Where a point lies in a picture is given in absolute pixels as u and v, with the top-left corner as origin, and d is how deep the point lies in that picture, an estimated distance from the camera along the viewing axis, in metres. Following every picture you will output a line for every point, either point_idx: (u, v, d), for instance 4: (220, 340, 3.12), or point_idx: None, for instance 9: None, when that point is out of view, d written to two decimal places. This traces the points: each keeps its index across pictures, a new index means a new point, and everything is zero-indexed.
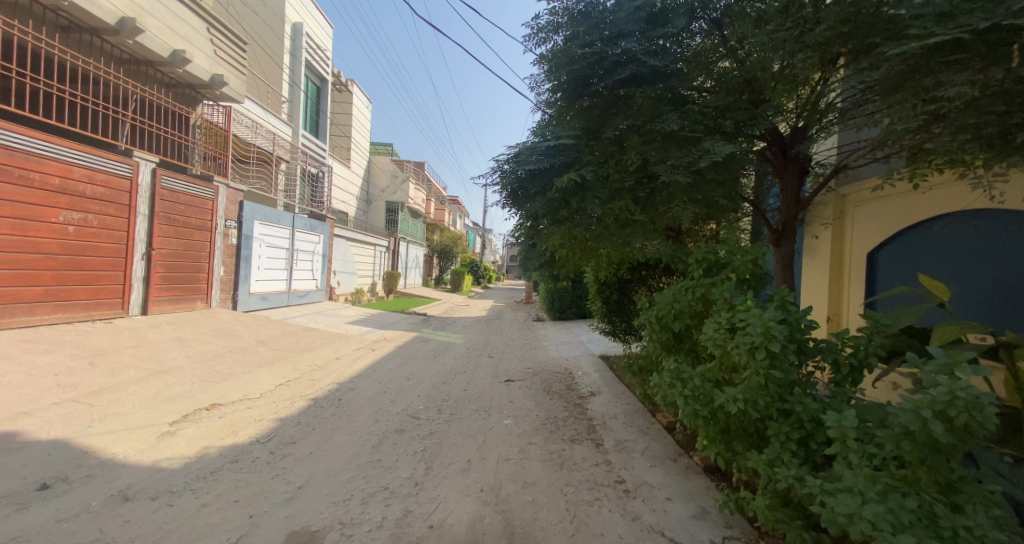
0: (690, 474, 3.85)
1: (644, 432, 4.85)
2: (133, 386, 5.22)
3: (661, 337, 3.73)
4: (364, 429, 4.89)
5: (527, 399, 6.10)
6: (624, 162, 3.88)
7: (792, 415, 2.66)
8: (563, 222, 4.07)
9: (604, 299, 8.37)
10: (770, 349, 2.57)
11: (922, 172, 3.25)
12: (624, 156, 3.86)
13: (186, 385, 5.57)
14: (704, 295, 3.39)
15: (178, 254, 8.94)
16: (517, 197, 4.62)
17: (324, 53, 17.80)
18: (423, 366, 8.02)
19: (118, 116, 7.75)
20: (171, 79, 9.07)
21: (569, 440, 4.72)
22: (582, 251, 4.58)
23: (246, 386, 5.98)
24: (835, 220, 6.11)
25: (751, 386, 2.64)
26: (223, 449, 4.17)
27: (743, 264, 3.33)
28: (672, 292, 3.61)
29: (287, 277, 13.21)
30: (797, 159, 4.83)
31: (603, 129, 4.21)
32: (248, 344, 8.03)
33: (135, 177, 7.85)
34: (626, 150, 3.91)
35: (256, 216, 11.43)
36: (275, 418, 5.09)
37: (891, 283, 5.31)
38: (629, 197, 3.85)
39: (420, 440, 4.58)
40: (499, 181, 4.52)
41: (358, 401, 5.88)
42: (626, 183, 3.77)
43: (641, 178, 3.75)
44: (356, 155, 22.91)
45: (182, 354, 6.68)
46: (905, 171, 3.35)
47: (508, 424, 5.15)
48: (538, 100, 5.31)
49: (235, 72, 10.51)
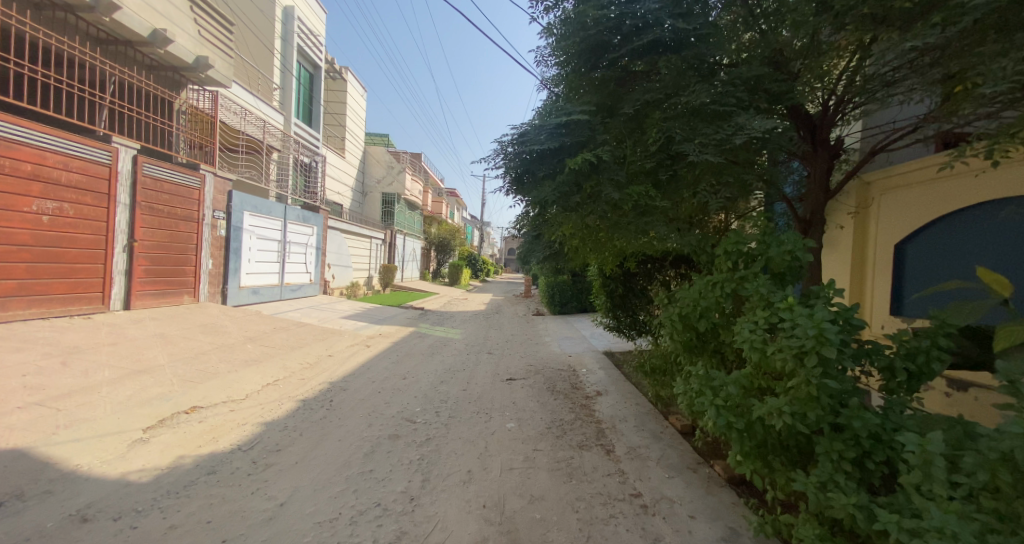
0: (714, 488, 3.50)
1: (657, 438, 4.50)
2: (106, 388, 4.82)
3: (683, 337, 3.37)
4: (356, 434, 4.52)
5: (530, 400, 5.74)
6: (643, 142, 3.54)
7: (846, 430, 2.32)
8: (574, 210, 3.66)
9: (609, 293, 8.12)
10: (823, 355, 2.21)
11: (1003, 147, 2.88)
12: (645, 135, 3.53)
13: (165, 386, 5.18)
14: (734, 290, 3.02)
15: (162, 246, 8.50)
16: (520, 183, 4.15)
17: (317, 38, 17.26)
18: (420, 363, 7.66)
19: (96, 99, 7.28)
20: (152, 60, 8.58)
21: (577, 446, 4.37)
22: (592, 241, 4.18)
23: (231, 386, 5.59)
24: (860, 210, 5.76)
25: (800, 394, 2.30)
26: (201, 459, 3.79)
27: (779, 254, 2.97)
28: (697, 287, 3.25)
29: (279, 270, 12.80)
30: (826, 142, 4.44)
31: (618, 106, 3.84)
32: (236, 340, 7.62)
33: (114, 165, 7.38)
34: (646, 128, 3.57)
35: (245, 207, 10.97)
36: (261, 422, 4.71)
37: (923, 277, 4.96)
38: (649, 181, 3.51)
39: (417, 448, 4.22)
40: (501, 165, 4.03)
41: (351, 403, 5.51)
42: (647, 164, 3.44)
43: (664, 159, 3.45)
44: (351, 145, 22.38)
45: (164, 352, 6.29)
46: (981, 148, 2.98)
47: (511, 428, 4.78)
48: (543, 77, 4.90)
49: (222, 54, 10.00)
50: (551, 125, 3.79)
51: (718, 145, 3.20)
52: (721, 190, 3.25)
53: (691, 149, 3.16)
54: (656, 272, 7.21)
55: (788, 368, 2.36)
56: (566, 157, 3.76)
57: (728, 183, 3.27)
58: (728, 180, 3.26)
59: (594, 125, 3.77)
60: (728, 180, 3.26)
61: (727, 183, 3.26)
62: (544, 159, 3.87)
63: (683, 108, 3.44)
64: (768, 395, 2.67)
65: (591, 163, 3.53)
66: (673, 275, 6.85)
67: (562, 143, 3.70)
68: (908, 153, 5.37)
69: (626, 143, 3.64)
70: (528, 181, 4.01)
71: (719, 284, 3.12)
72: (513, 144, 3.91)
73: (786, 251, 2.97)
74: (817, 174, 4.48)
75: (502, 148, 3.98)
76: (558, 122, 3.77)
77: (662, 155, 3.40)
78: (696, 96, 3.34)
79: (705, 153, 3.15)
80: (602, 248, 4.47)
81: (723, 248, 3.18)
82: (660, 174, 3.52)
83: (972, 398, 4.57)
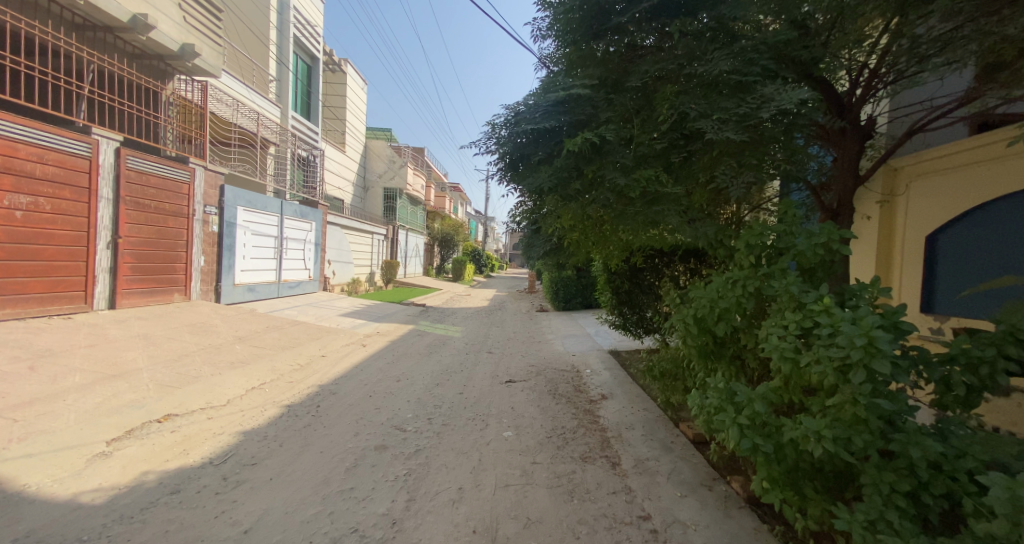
0: (733, 510, 3.11)
1: (667, 449, 4.12)
2: (74, 395, 4.52)
3: (698, 342, 2.96)
4: (340, 445, 4.17)
5: (530, 405, 5.37)
6: (653, 119, 3.13)
7: (898, 459, 1.90)
8: (574, 199, 3.25)
9: (614, 290, 7.75)
10: (873, 369, 1.79)
11: None
12: (654, 112, 3.12)
13: (139, 392, 4.87)
14: (758, 289, 2.62)
15: (150, 242, 8.20)
16: (514, 170, 3.72)
17: (314, 29, 16.85)
18: (416, 364, 7.31)
19: (74, 89, 6.97)
20: (135, 49, 8.26)
21: (580, 458, 4.00)
22: (596, 234, 3.77)
23: (212, 391, 5.27)
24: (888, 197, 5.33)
25: (845, 411, 1.90)
26: (165, 477, 3.46)
27: (811, 247, 2.56)
28: (713, 286, 2.83)
29: (276, 267, 12.49)
30: (856, 122, 3.96)
31: (624, 80, 3.43)
32: (224, 341, 7.30)
33: (95, 157, 7.08)
34: (656, 104, 3.17)
35: (239, 202, 10.65)
36: (238, 432, 4.38)
37: (960, 272, 4.54)
38: (659, 164, 3.12)
39: (405, 461, 3.87)
40: (493, 149, 3.59)
41: (339, 408, 5.18)
42: (658, 145, 3.04)
43: (677, 140, 3.05)
44: (351, 139, 22.04)
45: (144, 354, 5.98)
46: None
47: (508, 437, 4.42)
48: (541, 54, 4.48)
49: (210, 42, 9.66)
50: (548, 103, 3.36)
51: (739, 121, 2.80)
52: (746, 175, 2.82)
53: (708, 126, 2.77)
54: (664, 268, 7.08)
55: (827, 383, 1.96)
56: (565, 138, 3.34)
57: (751, 166, 2.87)
58: (754, 162, 2.85)
59: (597, 102, 3.36)
60: (752, 161, 2.85)
61: (752, 164, 2.85)
62: (541, 142, 3.45)
63: (698, 81, 3.06)
64: (799, 412, 2.26)
65: (593, 144, 3.11)
66: (681, 269, 6.81)
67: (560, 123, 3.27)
68: (946, 133, 4.91)
69: (632, 122, 3.25)
70: (523, 168, 3.60)
71: (736, 282, 2.73)
72: (506, 127, 3.50)
73: (816, 244, 2.58)
74: (849, 156, 3.97)
75: (494, 131, 3.59)
76: (554, 99, 3.34)
77: (675, 135, 3.01)
78: (714, 64, 2.94)
79: (728, 130, 2.73)
80: (607, 242, 4.09)
81: (743, 240, 2.77)
82: (671, 156, 3.13)
83: (1013, 403, 4.20)
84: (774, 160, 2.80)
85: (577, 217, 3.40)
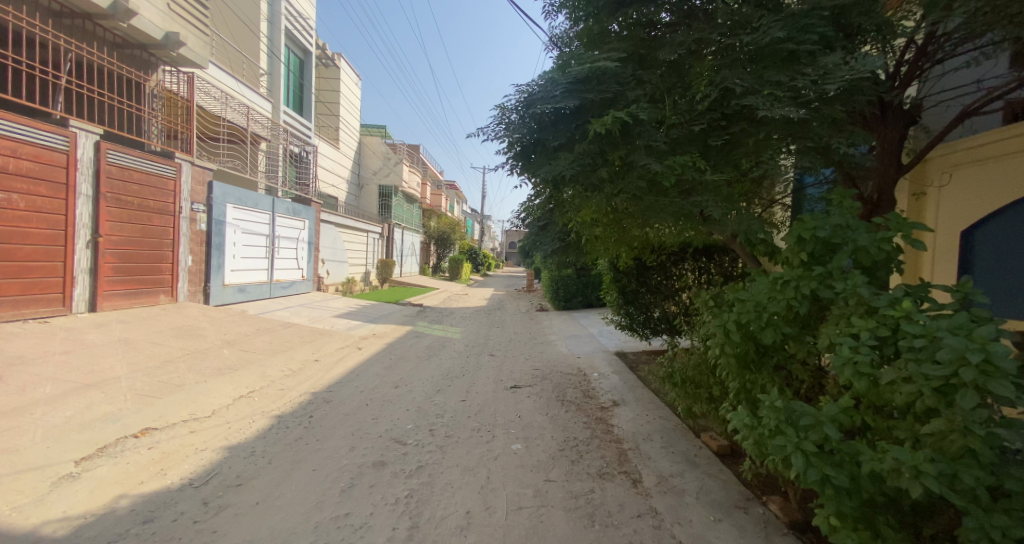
0: (776, 538, 2.77)
1: (691, 463, 3.80)
2: (43, 407, 4.13)
3: (738, 351, 2.62)
4: (335, 462, 3.81)
5: (538, 414, 5.03)
6: (690, 96, 2.87)
7: (1009, 498, 1.58)
8: (598, 189, 2.92)
9: (620, 289, 7.44)
10: (991, 392, 1.47)
11: None
12: (692, 86, 2.87)
13: (116, 403, 4.49)
14: (813, 291, 2.31)
15: (133, 241, 7.78)
16: (526, 158, 3.35)
17: (306, 22, 16.40)
18: (415, 369, 6.94)
19: (51, 79, 6.54)
20: (117, 37, 7.83)
21: (597, 475, 3.66)
22: (617, 227, 3.44)
23: (195, 401, 4.88)
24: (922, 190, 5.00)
25: (946, 437, 1.60)
26: (140, 502, 3.08)
27: (874, 243, 2.26)
28: (756, 286, 2.50)
29: (268, 267, 12.08)
30: (897, 107, 3.64)
31: (655, 54, 3.15)
32: (212, 345, 6.91)
33: (73, 151, 6.66)
34: (693, 79, 2.90)
35: (228, 199, 10.22)
36: (223, 447, 4.01)
37: (998, 272, 4.24)
38: (695, 148, 2.84)
39: (406, 480, 3.52)
40: (501, 134, 3.21)
41: (334, 418, 4.82)
42: (698, 126, 2.78)
43: (717, 120, 2.79)
44: (345, 135, 21.55)
45: (124, 360, 5.57)
46: None
47: (517, 451, 4.07)
48: (552, 34, 4.16)
49: (196, 32, 9.23)
50: (568, 80, 3.02)
51: (794, 97, 2.56)
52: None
53: (761, 103, 2.50)
54: (674, 266, 7.10)
55: (921, 405, 1.65)
56: (587, 119, 3.02)
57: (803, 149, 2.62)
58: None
59: (624, 78, 3.04)
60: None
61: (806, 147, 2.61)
62: (558, 126, 3.11)
63: (741, 52, 2.81)
64: (873, 436, 1.93)
65: (622, 125, 2.78)
66: (692, 269, 7.00)
67: (583, 102, 2.93)
68: (991, 120, 4.58)
69: (665, 101, 2.96)
70: (537, 155, 3.26)
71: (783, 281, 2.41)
72: (516, 110, 3.15)
73: (878, 239, 2.30)
74: (889, 141, 3.64)
75: (503, 115, 3.23)
76: (575, 75, 3.00)
77: (716, 115, 2.73)
78: (765, 32, 2.69)
79: (788, 107, 2.46)
80: (622, 237, 3.80)
81: (792, 236, 2.47)
82: (707, 140, 2.86)
83: None
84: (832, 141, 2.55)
85: (599, 210, 3.08)
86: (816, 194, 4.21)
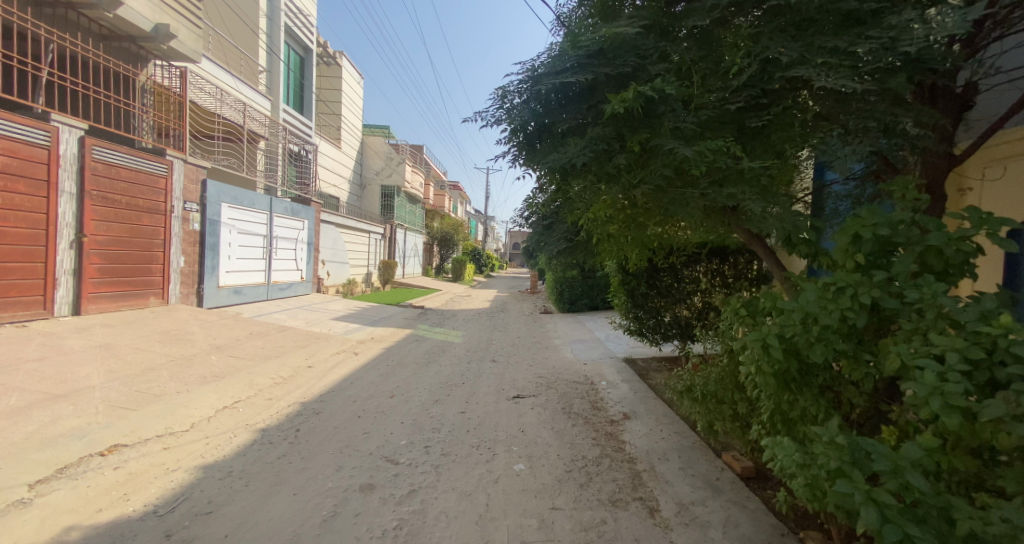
0: None
1: (714, 489, 3.41)
2: (3, 422, 3.79)
3: (778, 370, 2.23)
4: (319, 485, 3.44)
5: (542, 428, 4.65)
6: (724, 68, 2.69)
7: None
8: (615, 179, 2.66)
9: (629, 292, 7.03)
10: None
11: None
12: (726, 56, 2.69)
13: (84, 417, 4.15)
14: (873, 301, 1.92)
15: (121, 241, 7.46)
16: (533, 145, 3.14)
17: (307, 19, 16.12)
18: (412, 376, 6.57)
19: (33, 71, 6.25)
20: (104, 29, 7.54)
21: (609, 502, 3.28)
22: (633, 224, 3.14)
23: (173, 413, 4.53)
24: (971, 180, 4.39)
25: None
26: (93, 535, 2.71)
27: (949, 242, 1.88)
28: (802, 293, 2.11)
29: (266, 268, 11.78)
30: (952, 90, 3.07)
31: (680, 24, 2.93)
32: (199, 351, 6.58)
33: (54, 147, 6.36)
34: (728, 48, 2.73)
35: (223, 198, 9.87)
36: (197, 467, 3.65)
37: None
38: (731, 130, 2.68)
39: (396, 508, 3.15)
40: (505, 119, 3.00)
41: (322, 433, 4.46)
42: (737, 102, 2.60)
43: (755, 95, 2.60)
44: (347, 135, 21.26)
45: (102, 368, 5.23)
46: None
47: (520, 473, 3.69)
48: (559, 15, 3.84)
49: (188, 25, 8.94)
50: (579, 53, 2.78)
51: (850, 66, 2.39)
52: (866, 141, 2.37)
53: (821, 75, 2.33)
54: (686, 269, 6.78)
55: None
56: (604, 95, 2.81)
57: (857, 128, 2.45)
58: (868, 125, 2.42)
59: (645, 51, 2.79)
60: (862, 121, 2.43)
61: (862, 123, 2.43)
62: (567, 107, 2.91)
63: (787, 17, 2.63)
64: (961, 484, 1.55)
65: (645, 102, 2.51)
66: (705, 271, 6.74)
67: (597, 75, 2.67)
68: None
69: (693, 74, 2.76)
70: (543, 142, 3.08)
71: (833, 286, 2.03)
72: (522, 93, 2.95)
73: (953, 238, 1.91)
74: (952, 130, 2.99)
75: (506, 98, 3.03)
76: (591, 47, 2.75)
77: (757, 91, 2.56)
78: None
79: (846, 79, 2.31)
80: (635, 235, 3.50)
81: (846, 234, 2.07)
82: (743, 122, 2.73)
83: None
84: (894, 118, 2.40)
85: (614, 204, 2.78)
86: (844, 190, 3.87)
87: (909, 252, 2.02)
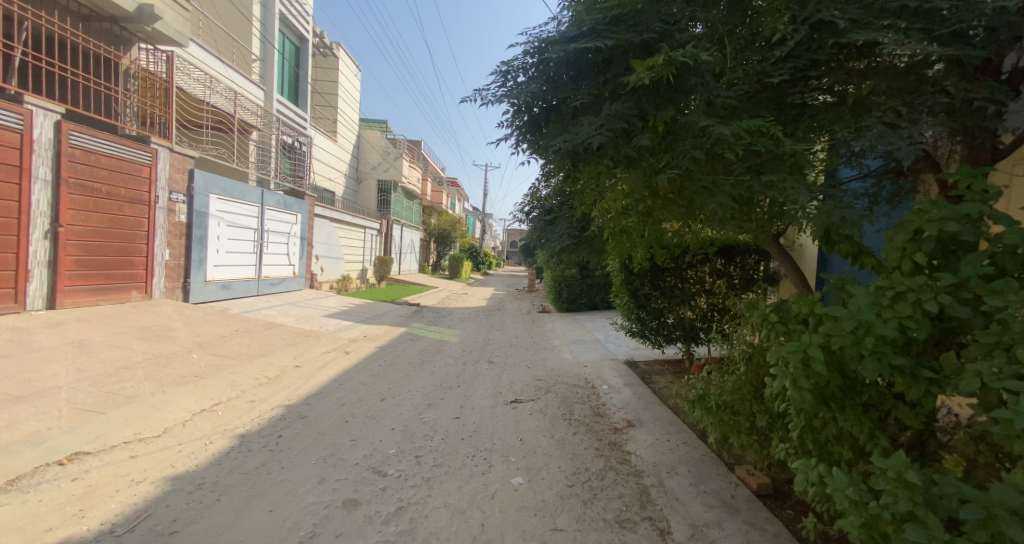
0: None
1: (731, 509, 3.13)
2: None
3: (822, 386, 1.94)
4: (298, 500, 3.14)
5: (541, 436, 4.37)
6: (766, 39, 2.66)
7: None
8: (637, 165, 2.51)
9: (631, 291, 6.75)
10: None
11: None
12: (765, 26, 2.66)
13: (46, 421, 3.83)
14: (939, 309, 1.63)
15: (100, 232, 7.11)
16: (541, 124, 3.06)
17: (302, 7, 15.74)
18: (404, 378, 6.26)
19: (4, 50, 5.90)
20: (85, 9, 7.20)
21: (616, 522, 2.99)
22: (653, 219, 2.91)
23: (145, 417, 4.22)
24: None
25: None
26: None
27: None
28: (851, 298, 1.82)
29: (256, 263, 11.43)
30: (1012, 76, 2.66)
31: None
32: (180, 348, 6.25)
33: (28, 131, 6.02)
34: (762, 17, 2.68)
35: (211, 189, 9.51)
36: (166, 478, 3.34)
37: None
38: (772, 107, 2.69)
39: (380, 527, 2.85)
40: (515, 96, 2.87)
41: (305, 439, 4.16)
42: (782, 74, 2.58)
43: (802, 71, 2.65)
44: (343, 128, 20.89)
45: (72, 367, 4.91)
46: None
47: (518, 487, 3.41)
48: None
49: (175, 7, 8.58)
50: (595, 20, 2.75)
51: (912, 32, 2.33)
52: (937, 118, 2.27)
53: (888, 38, 2.27)
54: (691, 269, 6.50)
55: None
56: (625, 66, 2.75)
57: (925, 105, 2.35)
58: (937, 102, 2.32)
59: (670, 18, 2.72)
60: (930, 98, 2.33)
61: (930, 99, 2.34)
62: (580, 83, 2.88)
63: None
64: None
65: (679, 72, 2.38)
66: (711, 271, 6.46)
67: (620, 42, 2.65)
68: None
69: (726, 44, 2.74)
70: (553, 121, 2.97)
71: (887, 291, 1.76)
72: (533, 68, 2.90)
73: None
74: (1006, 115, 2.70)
75: (510, 75, 2.93)
76: (608, 16, 2.73)
77: (803, 62, 2.56)
78: None
79: (917, 44, 2.26)
80: (652, 231, 3.28)
81: (907, 230, 1.78)
82: (783, 107, 2.73)
83: None
84: (964, 94, 2.29)
85: (637, 194, 2.60)
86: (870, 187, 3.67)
87: (974, 250, 1.74)
